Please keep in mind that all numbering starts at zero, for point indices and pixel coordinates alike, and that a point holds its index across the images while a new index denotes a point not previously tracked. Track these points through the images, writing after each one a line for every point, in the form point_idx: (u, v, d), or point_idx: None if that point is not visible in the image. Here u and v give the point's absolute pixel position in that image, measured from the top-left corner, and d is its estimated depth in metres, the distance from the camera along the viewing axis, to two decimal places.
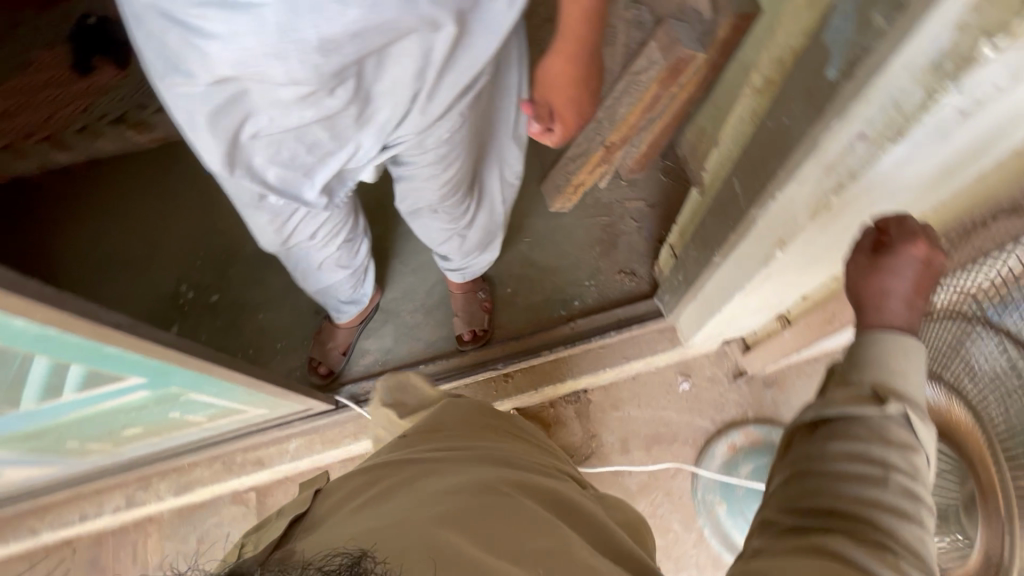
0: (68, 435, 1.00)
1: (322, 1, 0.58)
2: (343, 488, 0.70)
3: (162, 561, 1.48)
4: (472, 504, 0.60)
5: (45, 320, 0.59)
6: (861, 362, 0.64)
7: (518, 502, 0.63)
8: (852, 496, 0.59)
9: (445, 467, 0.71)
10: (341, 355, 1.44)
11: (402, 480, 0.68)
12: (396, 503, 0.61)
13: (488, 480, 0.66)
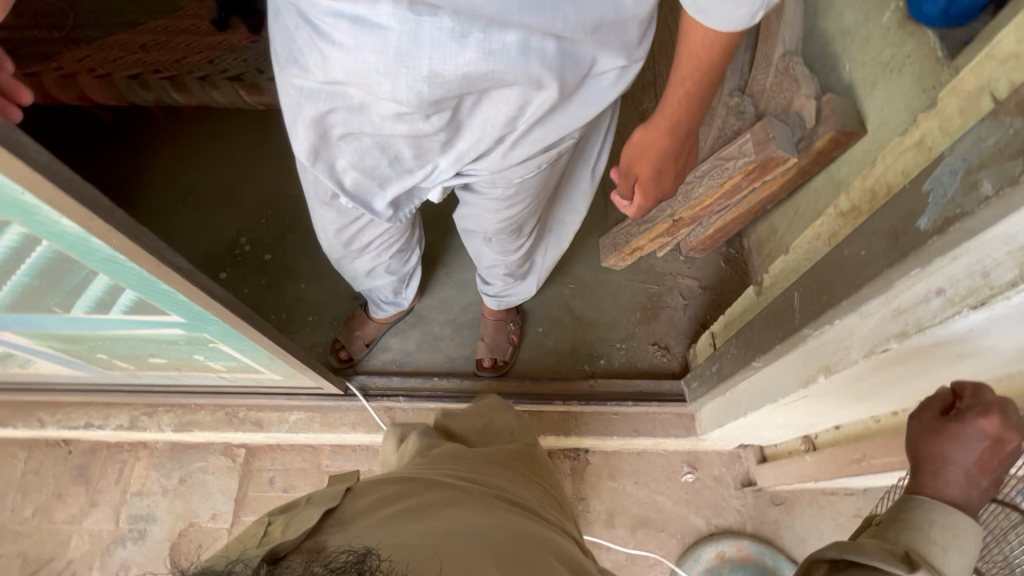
0: (101, 348, 1.06)
1: (444, 38, 0.63)
2: (375, 493, 0.70)
3: (143, 488, 1.53)
4: (505, 552, 0.59)
5: (117, 246, 0.63)
6: (904, 523, 0.59)
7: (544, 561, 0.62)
8: None
9: (472, 501, 0.70)
10: (364, 345, 1.47)
11: (436, 501, 0.68)
12: (427, 524, 0.61)
13: (517, 532, 0.65)
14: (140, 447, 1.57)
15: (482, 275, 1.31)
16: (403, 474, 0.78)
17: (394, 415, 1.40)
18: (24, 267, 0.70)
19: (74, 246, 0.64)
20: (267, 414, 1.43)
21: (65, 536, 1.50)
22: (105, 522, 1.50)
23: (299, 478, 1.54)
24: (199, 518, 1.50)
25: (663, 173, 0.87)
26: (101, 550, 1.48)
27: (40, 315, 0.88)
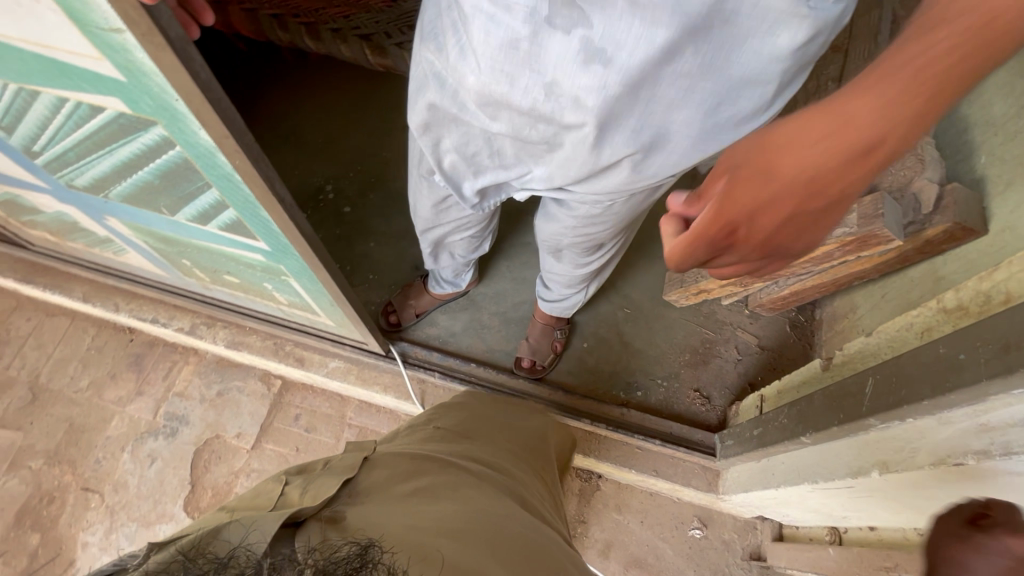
0: (188, 254, 1.14)
1: (569, 53, 0.63)
2: (389, 468, 0.71)
3: (186, 391, 1.63)
4: (516, 545, 0.61)
5: (237, 166, 0.68)
6: None
7: (552, 558, 0.64)
8: None
9: (487, 488, 0.72)
10: (414, 315, 1.52)
11: (448, 483, 0.69)
12: (446, 506, 0.63)
13: (528, 526, 0.67)
14: (192, 353, 1.68)
15: (542, 276, 1.33)
16: (420, 450, 0.78)
17: (425, 389, 1.43)
18: (154, 164, 0.77)
19: (201, 158, 0.70)
20: (310, 353, 1.48)
21: (108, 414, 1.61)
22: (145, 412, 1.61)
23: (322, 422, 1.60)
24: (225, 433, 1.59)
25: (770, 208, 0.51)
26: (136, 435, 1.59)
27: (149, 211, 0.96)
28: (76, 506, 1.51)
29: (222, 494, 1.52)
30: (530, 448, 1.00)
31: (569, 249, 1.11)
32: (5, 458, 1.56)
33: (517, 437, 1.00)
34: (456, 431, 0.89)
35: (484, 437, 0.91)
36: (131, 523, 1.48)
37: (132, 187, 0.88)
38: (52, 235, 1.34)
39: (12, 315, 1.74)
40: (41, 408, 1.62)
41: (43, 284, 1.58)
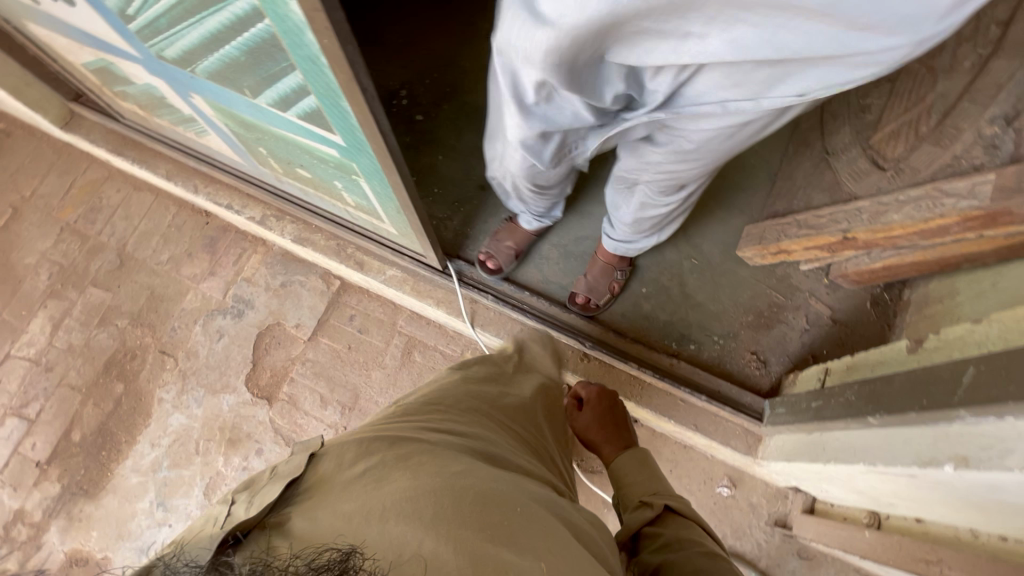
0: (263, 142, 1.15)
1: None
2: (338, 455, 0.74)
3: (253, 277, 1.72)
4: (482, 500, 0.65)
5: (324, 46, 0.65)
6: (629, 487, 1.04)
7: (524, 505, 0.69)
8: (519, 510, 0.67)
9: (455, 456, 0.75)
10: (511, 254, 1.43)
11: (401, 456, 0.72)
12: (402, 484, 0.66)
13: (499, 483, 0.71)
14: (261, 243, 1.75)
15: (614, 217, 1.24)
16: (372, 430, 0.81)
17: (476, 308, 1.44)
18: (241, 38, 0.75)
19: (289, 34, 0.67)
20: (370, 258, 1.50)
21: (184, 288, 1.73)
22: (216, 290, 1.72)
23: (374, 325, 1.66)
24: (285, 321, 1.67)
25: None
26: (207, 311, 1.70)
27: (231, 92, 0.96)
28: (153, 365, 1.66)
29: (279, 376, 1.63)
30: (500, 406, 1.03)
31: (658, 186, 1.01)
32: (97, 313, 1.72)
33: (485, 396, 1.03)
34: (426, 402, 0.93)
35: (448, 407, 0.93)
36: (199, 388, 1.62)
37: (218, 63, 0.87)
38: (140, 110, 1.38)
39: (105, 184, 1.86)
40: (127, 273, 1.76)
41: (130, 157, 1.66)
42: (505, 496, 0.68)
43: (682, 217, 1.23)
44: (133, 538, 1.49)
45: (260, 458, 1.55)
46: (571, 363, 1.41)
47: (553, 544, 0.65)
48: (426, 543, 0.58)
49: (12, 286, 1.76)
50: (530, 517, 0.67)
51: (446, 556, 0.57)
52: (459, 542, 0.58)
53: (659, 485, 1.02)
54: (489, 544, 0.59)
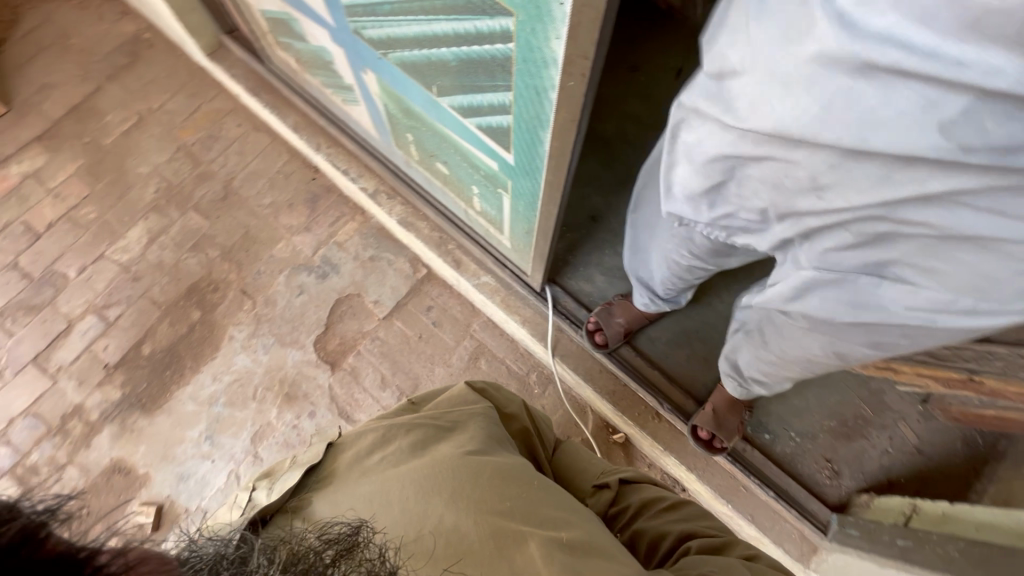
0: (416, 130, 1.16)
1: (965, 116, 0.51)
2: (359, 443, 0.77)
3: (345, 243, 1.75)
4: (502, 478, 0.69)
5: (565, 87, 0.65)
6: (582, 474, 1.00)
7: (541, 482, 0.74)
8: (536, 484, 0.72)
9: (475, 436, 0.78)
10: (619, 331, 1.38)
11: (419, 443, 0.75)
12: (416, 464, 0.70)
13: (520, 465, 0.74)
14: (360, 212, 1.78)
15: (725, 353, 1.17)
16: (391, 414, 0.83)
17: (560, 337, 1.44)
18: (466, 48, 0.75)
19: (527, 64, 0.68)
20: (468, 259, 1.50)
21: (278, 236, 1.77)
22: (307, 247, 1.75)
23: (449, 322, 1.67)
24: (365, 295, 1.69)
25: None
26: (293, 264, 1.74)
27: (414, 83, 0.97)
28: (232, 301, 1.70)
29: (347, 346, 1.65)
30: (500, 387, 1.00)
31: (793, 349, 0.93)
32: (191, 238, 1.77)
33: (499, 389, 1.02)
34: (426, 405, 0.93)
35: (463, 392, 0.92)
36: (269, 336, 1.66)
37: (419, 58, 0.88)
38: (296, 62, 1.42)
39: (227, 115, 1.92)
40: (229, 207, 1.81)
41: (263, 99, 1.69)
42: (520, 470, 0.73)
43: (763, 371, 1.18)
44: (176, 462, 1.53)
45: (310, 420, 1.57)
46: (640, 418, 1.37)
47: (570, 514, 0.70)
48: (446, 519, 0.63)
49: (121, 191, 1.83)
50: (545, 490, 0.72)
51: (466, 527, 0.62)
52: (480, 515, 0.64)
53: (588, 458, 0.98)
54: (509, 521, 0.64)
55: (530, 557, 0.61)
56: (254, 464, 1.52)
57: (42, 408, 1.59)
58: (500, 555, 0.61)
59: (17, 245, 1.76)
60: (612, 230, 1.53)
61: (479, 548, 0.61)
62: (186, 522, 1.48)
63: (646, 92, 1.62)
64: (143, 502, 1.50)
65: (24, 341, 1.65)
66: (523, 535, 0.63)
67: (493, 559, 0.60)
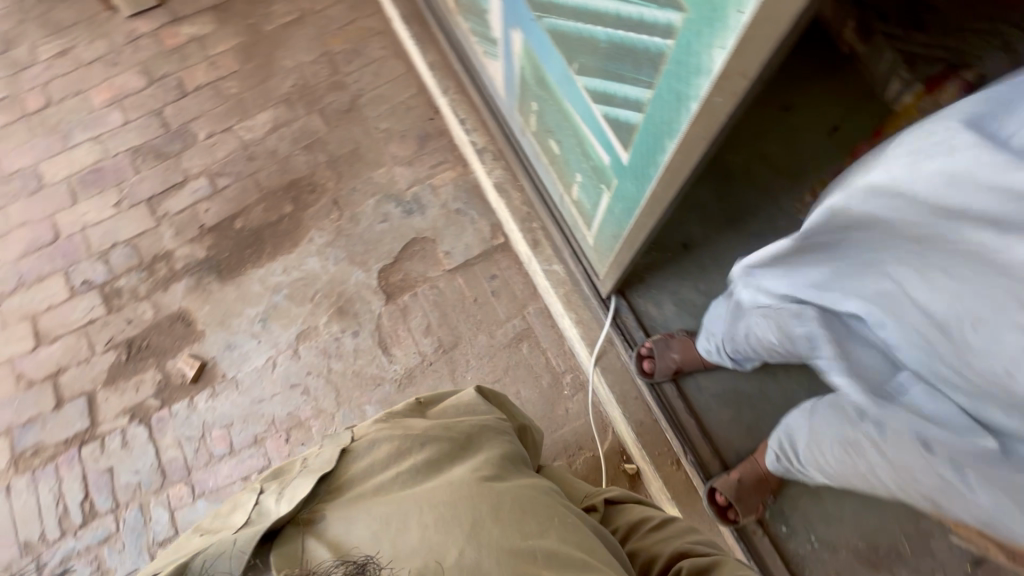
0: (542, 103, 1.14)
1: None
2: (372, 454, 0.75)
3: (438, 189, 1.78)
4: (524, 516, 0.68)
5: (710, 101, 0.60)
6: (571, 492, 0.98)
7: (562, 518, 0.72)
8: (558, 519, 0.71)
9: (490, 463, 0.78)
10: (669, 367, 1.31)
11: (436, 465, 0.75)
12: (434, 489, 0.69)
13: (538, 499, 0.73)
14: (462, 164, 1.81)
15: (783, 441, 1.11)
16: (404, 424, 0.82)
17: (607, 350, 1.39)
18: (621, 32, 0.72)
19: (678, 67, 0.63)
20: (546, 243, 1.48)
21: (381, 161, 1.83)
22: (403, 180, 1.80)
23: (507, 296, 1.66)
24: (439, 243, 1.72)
25: None
26: (386, 192, 1.79)
27: (558, 55, 0.95)
28: (323, 207, 1.79)
29: (406, 284, 1.69)
30: (498, 393, 1.03)
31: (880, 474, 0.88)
32: (307, 138, 1.87)
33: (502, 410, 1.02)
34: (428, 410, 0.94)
35: (474, 409, 0.93)
36: (343, 250, 1.73)
37: (571, 31, 0.86)
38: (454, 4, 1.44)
39: (375, 36, 1.99)
40: (348, 121, 1.89)
41: (412, 31, 1.74)
42: (540, 507, 0.71)
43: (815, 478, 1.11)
44: (229, 331, 1.66)
45: (352, 338, 1.64)
46: (659, 460, 1.30)
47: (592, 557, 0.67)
48: (467, 555, 0.61)
49: (263, 77, 1.96)
50: (567, 529, 0.70)
51: (489, 565, 0.60)
52: (503, 556, 0.62)
53: (571, 484, 0.96)
54: (532, 564, 0.62)
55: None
56: (291, 359, 1.62)
57: (140, 243, 1.76)
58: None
59: (166, 97, 1.94)
60: (700, 264, 1.45)
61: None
62: (220, 386, 1.60)
63: (789, 136, 1.50)
64: (191, 354, 1.64)
65: (145, 181, 1.83)
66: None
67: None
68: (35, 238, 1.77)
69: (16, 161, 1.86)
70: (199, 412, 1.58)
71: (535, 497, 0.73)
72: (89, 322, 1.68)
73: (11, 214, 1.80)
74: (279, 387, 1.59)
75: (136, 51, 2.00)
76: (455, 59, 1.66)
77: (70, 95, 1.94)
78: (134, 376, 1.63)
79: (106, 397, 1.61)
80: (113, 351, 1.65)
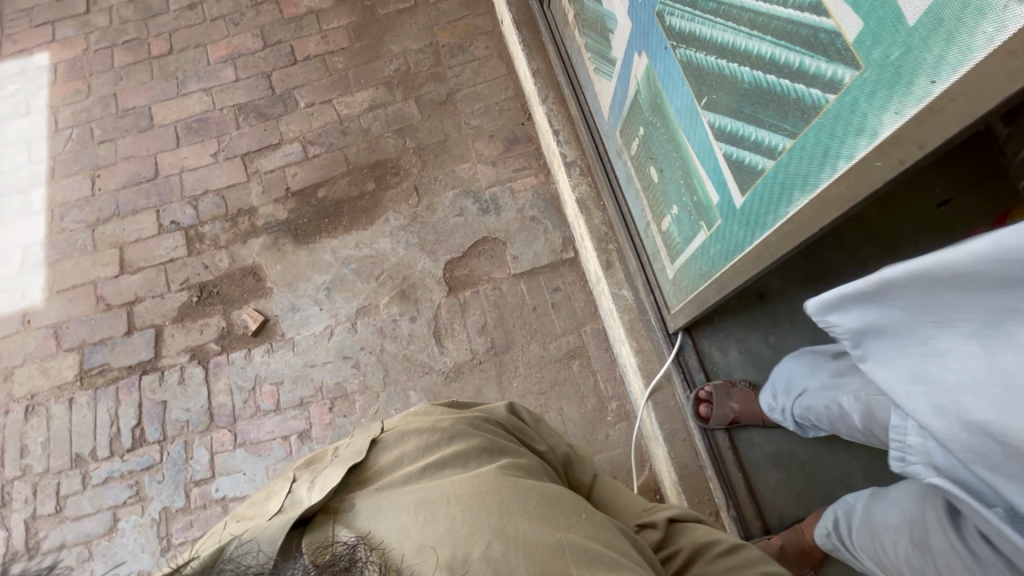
0: (653, 129, 1.14)
1: None
2: (401, 447, 0.78)
3: (517, 193, 1.80)
4: (553, 511, 0.68)
5: (867, 163, 0.59)
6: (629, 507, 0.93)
7: (593, 517, 0.71)
8: (592, 526, 0.69)
9: (521, 463, 0.78)
10: (727, 418, 1.27)
11: (462, 456, 0.75)
12: (458, 481, 0.70)
13: (568, 498, 0.72)
14: (545, 173, 1.82)
15: (841, 518, 1.07)
16: (432, 419, 0.83)
17: (663, 385, 1.37)
18: (772, 77, 0.71)
19: (833, 124, 0.62)
20: (619, 267, 1.47)
21: (466, 157, 1.86)
22: (484, 179, 1.83)
23: (567, 311, 1.66)
24: (509, 246, 1.74)
25: None
26: (465, 188, 1.82)
27: (686, 86, 0.94)
28: (403, 191, 1.83)
29: (470, 281, 1.71)
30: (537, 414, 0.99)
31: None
32: (400, 122, 1.93)
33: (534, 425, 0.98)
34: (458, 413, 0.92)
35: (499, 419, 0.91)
36: (414, 236, 1.77)
37: (710, 66, 0.85)
38: (574, 17, 1.45)
39: (482, 35, 2.03)
40: (442, 112, 1.93)
41: (522, 36, 1.76)
42: (569, 506, 0.70)
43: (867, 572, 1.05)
44: (295, 293, 1.71)
45: (409, 323, 1.66)
46: (698, 509, 1.26)
47: (620, 556, 0.66)
48: (493, 548, 0.62)
49: (369, 57, 2.03)
50: (595, 527, 0.69)
51: (515, 560, 0.60)
52: (529, 552, 0.62)
53: (627, 497, 0.94)
54: (559, 560, 0.61)
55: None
56: (349, 332, 1.66)
57: (229, 195, 1.84)
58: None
59: (277, 62, 2.03)
60: (774, 317, 1.40)
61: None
62: (277, 344, 1.66)
63: None
64: (256, 309, 1.70)
65: (243, 138, 1.92)
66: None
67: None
68: (136, 173, 1.88)
69: (133, 99, 1.98)
70: (254, 365, 1.64)
71: (575, 502, 0.72)
72: (169, 260, 1.77)
73: (120, 148, 1.92)
74: (332, 356, 1.63)
75: (257, 14, 2.11)
76: (560, 70, 1.66)
77: (191, 46, 2.06)
78: (201, 319, 1.70)
79: (172, 334, 1.69)
80: (186, 291, 1.73)
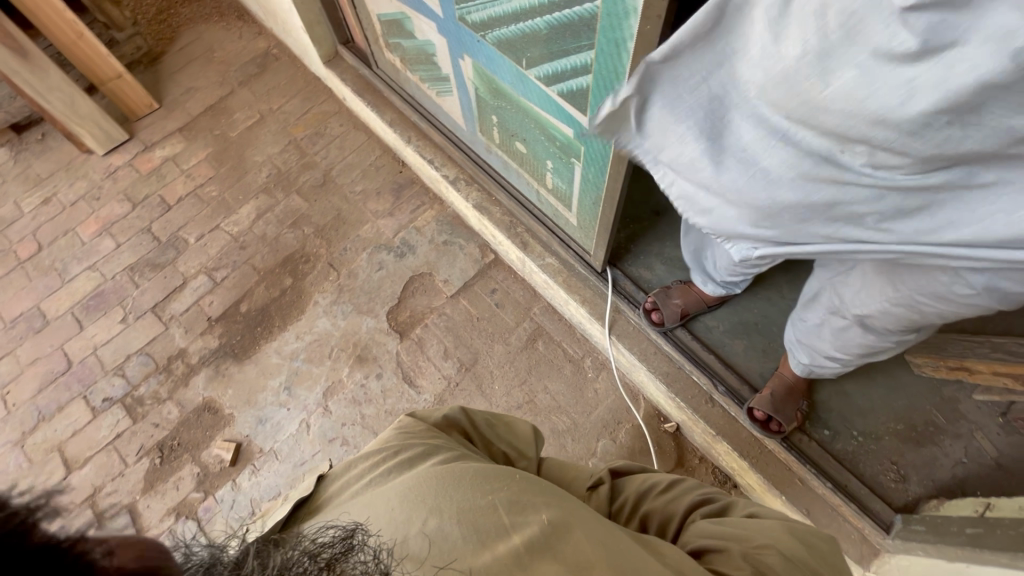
0: (500, 110, 1.31)
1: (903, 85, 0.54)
2: (348, 474, 0.78)
3: (423, 228, 1.92)
4: (492, 483, 0.68)
5: (643, 32, 0.76)
6: (579, 472, 0.95)
7: (538, 485, 0.71)
8: (532, 498, 0.67)
9: (459, 456, 0.78)
10: (678, 314, 1.41)
11: (405, 460, 0.75)
12: (397, 480, 0.70)
13: (509, 472, 0.72)
14: (439, 201, 1.96)
15: (793, 340, 1.19)
16: (384, 440, 0.84)
17: (617, 318, 1.49)
18: (558, 14, 0.89)
19: (608, 19, 0.80)
20: (535, 242, 1.61)
21: (365, 219, 1.97)
22: (389, 229, 1.93)
23: (511, 303, 1.77)
24: (436, 274, 1.83)
25: None
26: (376, 244, 1.91)
27: (506, 59, 1.13)
28: (320, 272, 1.89)
29: (416, 319, 1.78)
30: (471, 408, 0.99)
31: (884, 325, 0.93)
32: (292, 216, 2.01)
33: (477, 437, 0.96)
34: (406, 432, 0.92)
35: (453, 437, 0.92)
36: (348, 304, 1.82)
37: (514, 33, 1.03)
38: (400, 61, 1.65)
39: (333, 117, 2.19)
40: (325, 192, 2.04)
41: (366, 98, 1.94)
42: (502, 472, 0.71)
43: (833, 370, 1.16)
44: (258, 407, 1.69)
45: (377, 381, 1.69)
46: (694, 400, 1.37)
47: (555, 500, 0.68)
48: (431, 523, 0.62)
49: (239, 174, 2.12)
50: (529, 482, 0.71)
51: (449, 526, 0.61)
52: (464, 516, 0.63)
53: (575, 466, 0.96)
54: (494, 515, 0.63)
55: (512, 549, 0.59)
56: (325, 416, 1.65)
57: (154, 349, 1.81)
58: (485, 546, 0.60)
59: (152, 214, 2.06)
60: (675, 224, 1.59)
61: (466, 545, 0.59)
62: (259, 461, 1.61)
63: None
64: (225, 439, 1.65)
65: (147, 292, 1.91)
66: (507, 527, 0.62)
67: (480, 552, 0.59)
68: (49, 371, 1.80)
69: (18, 306, 1.92)
70: (245, 491, 1.58)
71: (517, 478, 0.71)
72: (115, 436, 1.69)
73: (23, 355, 1.84)
74: (318, 445, 1.62)
75: (116, 181, 2.14)
76: (411, 112, 1.84)
77: (60, 235, 2.04)
78: (172, 475, 1.63)
79: (147, 504, 1.59)
80: (145, 457, 1.65)
